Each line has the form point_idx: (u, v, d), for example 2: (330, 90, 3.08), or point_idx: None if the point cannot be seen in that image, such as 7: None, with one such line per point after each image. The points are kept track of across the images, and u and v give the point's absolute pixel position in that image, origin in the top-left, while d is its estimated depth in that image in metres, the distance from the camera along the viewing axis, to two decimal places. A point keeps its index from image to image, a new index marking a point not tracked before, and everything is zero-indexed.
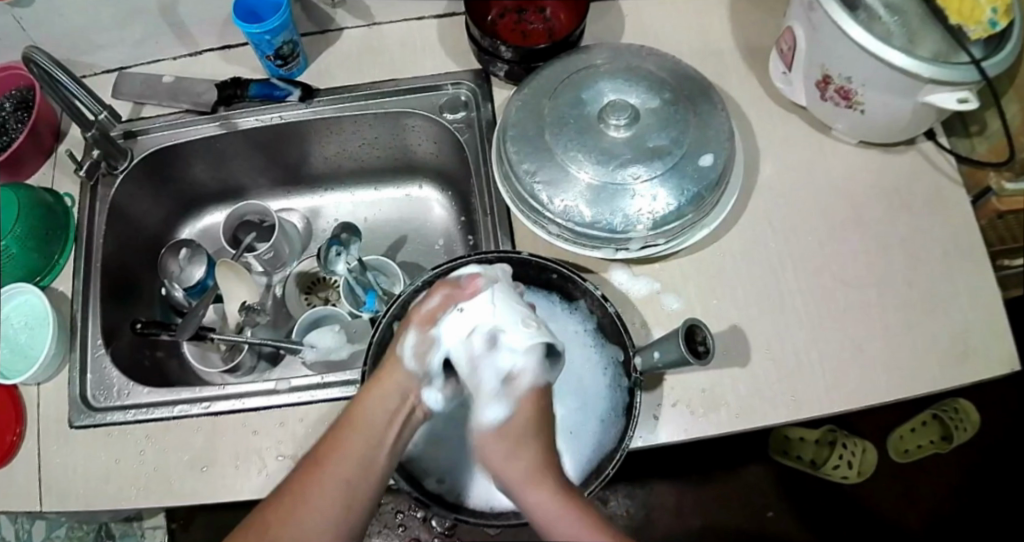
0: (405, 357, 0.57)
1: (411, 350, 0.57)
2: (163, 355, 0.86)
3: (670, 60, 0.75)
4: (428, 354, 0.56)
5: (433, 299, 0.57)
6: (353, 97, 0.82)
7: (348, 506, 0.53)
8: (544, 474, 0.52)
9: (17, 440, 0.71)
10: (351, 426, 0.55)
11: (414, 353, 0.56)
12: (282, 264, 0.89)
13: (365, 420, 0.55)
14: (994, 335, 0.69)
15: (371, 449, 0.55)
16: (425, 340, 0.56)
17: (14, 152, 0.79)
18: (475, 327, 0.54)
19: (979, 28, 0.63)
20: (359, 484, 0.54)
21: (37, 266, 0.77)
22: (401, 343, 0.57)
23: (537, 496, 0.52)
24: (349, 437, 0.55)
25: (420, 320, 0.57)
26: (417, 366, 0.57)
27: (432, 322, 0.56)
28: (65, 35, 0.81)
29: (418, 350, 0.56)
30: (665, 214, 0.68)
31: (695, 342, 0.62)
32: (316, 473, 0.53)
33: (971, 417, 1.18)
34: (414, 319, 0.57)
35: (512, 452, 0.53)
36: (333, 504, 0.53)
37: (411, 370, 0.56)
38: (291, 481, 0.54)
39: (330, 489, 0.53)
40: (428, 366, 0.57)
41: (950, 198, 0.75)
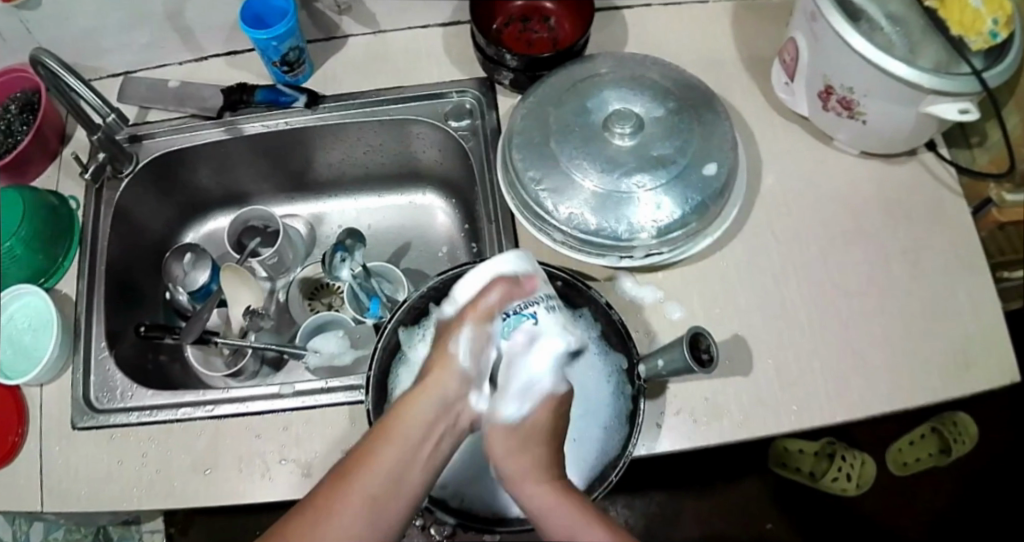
0: (459, 356, 0.56)
1: (466, 347, 0.56)
2: (167, 358, 0.86)
3: (674, 69, 0.76)
4: (484, 349, 0.56)
5: (492, 295, 0.55)
6: (359, 104, 0.83)
7: (376, 521, 0.49)
8: (547, 468, 0.53)
9: (19, 442, 0.71)
10: (388, 437, 0.52)
11: (469, 349, 0.55)
12: (286, 270, 0.89)
13: (403, 433, 0.53)
14: (994, 346, 0.69)
15: (406, 464, 0.52)
16: (480, 336, 0.55)
17: (20, 154, 0.79)
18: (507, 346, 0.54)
19: (979, 39, 0.64)
20: (388, 499, 0.50)
21: (41, 268, 0.78)
22: (457, 338, 0.56)
23: (533, 488, 0.52)
24: (384, 448, 0.51)
25: (475, 317, 0.55)
26: (470, 364, 0.56)
27: (489, 319, 0.55)
28: (72, 38, 0.81)
29: (472, 347, 0.55)
30: (668, 222, 0.68)
31: (699, 350, 0.62)
32: (350, 479, 0.50)
33: (970, 431, 1.18)
34: (470, 314, 0.56)
35: (518, 446, 0.54)
36: (360, 516, 0.48)
37: (465, 367, 0.55)
38: (322, 489, 0.50)
39: (357, 499, 0.49)
40: (482, 364, 0.56)
41: (951, 209, 0.75)
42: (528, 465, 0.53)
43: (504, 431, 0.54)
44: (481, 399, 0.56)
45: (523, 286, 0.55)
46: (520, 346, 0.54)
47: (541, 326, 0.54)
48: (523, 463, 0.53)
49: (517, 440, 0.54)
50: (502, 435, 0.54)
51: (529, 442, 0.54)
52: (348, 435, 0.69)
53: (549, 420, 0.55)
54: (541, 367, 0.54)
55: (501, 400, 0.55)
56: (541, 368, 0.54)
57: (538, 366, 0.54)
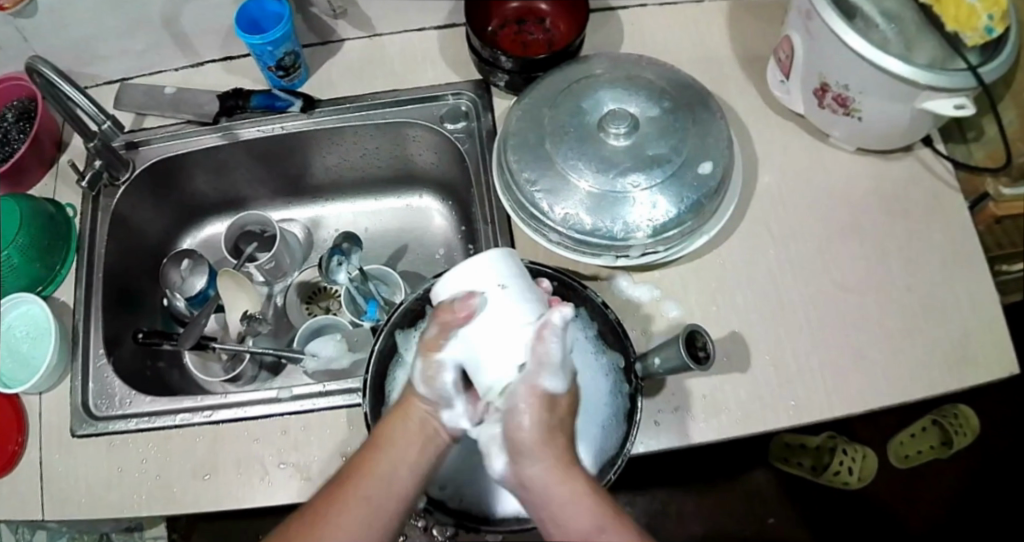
0: (415, 383, 0.51)
1: (421, 375, 0.51)
2: (165, 365, 0.86)
3: (669, 68, 0.76)
4: (439, 379, 0.50)
5: (433, 327, 0.50)
6: (353, 108, 0.83)
7: (372, 523, 0.49)
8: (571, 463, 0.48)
9: (19, 450, 0.71)
10: (379, 443, 0.52)
11: (423, 379, 0.51)
12: (283, 274, 0.90)
13: (390, 437, 0.52)
14: (993, 339, 0.69)
15: (397, 466, 0.51)
16: (433, 365, 0.50)
17: (17, 162, 0.79)
18: (493, 342, 0.48)
19: (975, 35, 0.64)
20: (382, 501, 0.50)
21: (39, 276, 0.78)
22: (412, 369, 0.51)
23: (561, 483, 0.47)
24: (375, 453, 0.51)
25: (425, 348, 0.50)
26: (429, 391, 0.51)
27: (437, 347, 0.50)
28: (68, 46, 0.81)
29: (425, 376, 0.50)
30: (664, 221, 0.68)
31: (695, 347, 0.62)
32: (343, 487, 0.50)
33: (971, 422, 1.18)
34: (422, 346, 0.51)
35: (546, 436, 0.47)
36: (356, 519, 0.49)
37: (424, 393, 0.51)
38: (318, 497, 0.51)
39: (350, 505, 0.49)
40: (441, 389, 0.50)
41: (948, 204, 0.75)
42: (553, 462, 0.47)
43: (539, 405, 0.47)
44: (453, 417, 0.51)
45: (455, 310, 0.49)
46: (495, 347, 0.48)
47: (491, 321, 0.49)
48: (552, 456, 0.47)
49: (546, 426, 0.47)
50: (541, 407, 0.47)
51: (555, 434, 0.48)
52: (347, 438, 0.69)
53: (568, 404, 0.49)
54: (495, 374, 0.47)
55: (543, 373, 0.47)
56: (530, 378, 0.47)
57: (559, 346, 0.47)
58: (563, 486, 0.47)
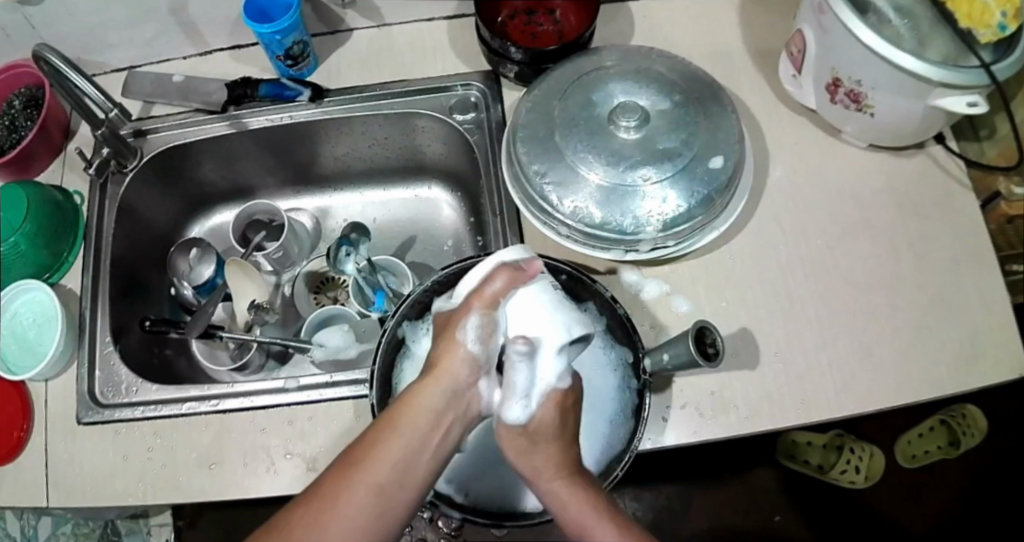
0: (466, 341, 0.55)
1: (474, 334, 0.55)
2: (172, 353, 0.86)
3: (680, 61, 0.75)
4: (492, 338, 0.55)
5: (496, 283, 0.56)
6: (363, 98, 0.83)
7: (381, 513, 0.48)
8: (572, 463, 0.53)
9: (24, 437, 0.71)
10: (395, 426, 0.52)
11: (478, 335, 0.55)
12: (291, 263, 0.90)
13: (409, 422, 0.52)
14: (1002, 339, 0.69)
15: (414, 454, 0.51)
16: (488, 322, 0.55)
17: (24, 150, 0.79)
18: (535, 318, 0.55)
19: (988, 32, 0.63)
20: (395, 490, 0.49)
21: (46, 263, 0.78)
22: (463, 324, 0.55)
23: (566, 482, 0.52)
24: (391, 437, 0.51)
25: (483, 304, 0.56)
26: (478, 349, 0.55)
27: (495, 306, 0.56)
28: (76, 33, 0.81)
29: (479, 333, 0.55)
30: (674, 216, 0.68)
31: (704, 343, 0.61)
32: (352, 472, 0.49)
33: (979, 423, 1.17)
34: (478, 300, 0.56)
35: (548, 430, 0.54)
36: (366, 507, 0.48)
37: (474, 352, 0.55)
38: (322, 482, 0.49)
39: (362, 488, 0.49)
40: (490, 349, 0.55)
41: (961, 202, 0.75)
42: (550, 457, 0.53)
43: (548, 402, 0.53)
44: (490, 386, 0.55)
45: (525, 270, 0.57)
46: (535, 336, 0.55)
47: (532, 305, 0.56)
48: (549, 454, 0.53)
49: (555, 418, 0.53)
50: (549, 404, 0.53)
51: (559, 430, 0.54)
52: (353, 429, 0.69)
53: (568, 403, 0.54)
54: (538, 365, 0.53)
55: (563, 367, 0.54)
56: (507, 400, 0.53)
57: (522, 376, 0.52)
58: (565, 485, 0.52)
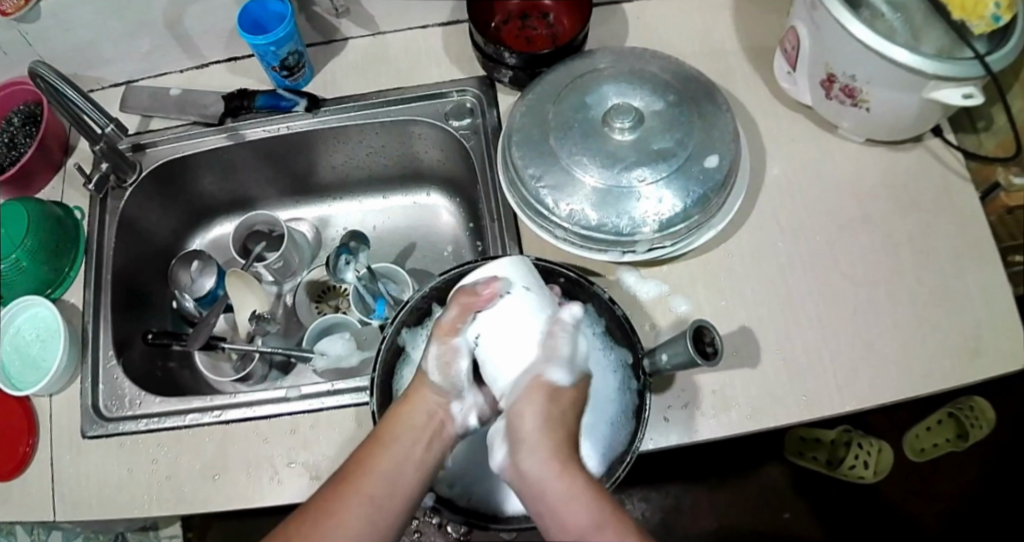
0: (430, 372, 0.55)
1: (436, 364, 0.55)
2: (176, 365, 0.87)
3: (674, 61, 0.75)
4: (455, 363, 0.55)
5: (451, 311, 0.55)
6: (358, 106, 0.83)
7: (371, 524, 0.49)
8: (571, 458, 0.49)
9: (31, 452, 0.72)
10: (381, 442, 0.53)
11: (438, 365, 0.55)
12: (292, 274, 0.90)
13: (393, 437, 0.53)
14: (1004, 332, 0.69)
15: (402, 464, 0.52)
16: (448, 350, 0.55)
17: (24, 167, 0.80)
18: (504, 329, 0.53)
19: (981, 24, 0.63)
20: (385, 501, 0.50)
21: (48, 279, 0.79)
22: (425, 357, 0.55)
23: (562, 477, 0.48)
24: (381, 451, 0.52)
25: (442, 333, 0.55)
26: (443, 379, 0.55)
27: (455, 332, 0.55)
28: (73, 49, 0.82)
29: (441, 361, 0.55)
30: (670, 216, 0.68)
31: (702, 342, 0.61)
32: (345, 483, 0.51)
33: (988, 414, 1.16)
34: (437, 332, 0.55)
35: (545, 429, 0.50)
36: (356, 516, 0.49)
37: (438, 381, 0.55)
38: (317, 497, 0.51)
39: (354, 499, 0.50)
40: (456, 375, 0.55)
41: (959, 195, 0.75)
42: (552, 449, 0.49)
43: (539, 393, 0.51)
44: (462, 408, 0.55)
45: (479, 295, 0.54)
46: (512, 349, 0.53)
47: (512, 305, 0.54)
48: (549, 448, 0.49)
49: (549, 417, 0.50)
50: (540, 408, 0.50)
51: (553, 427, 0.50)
52: (356, 437, 0.69)
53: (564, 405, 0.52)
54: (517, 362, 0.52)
55: (550, 366, 0.52)
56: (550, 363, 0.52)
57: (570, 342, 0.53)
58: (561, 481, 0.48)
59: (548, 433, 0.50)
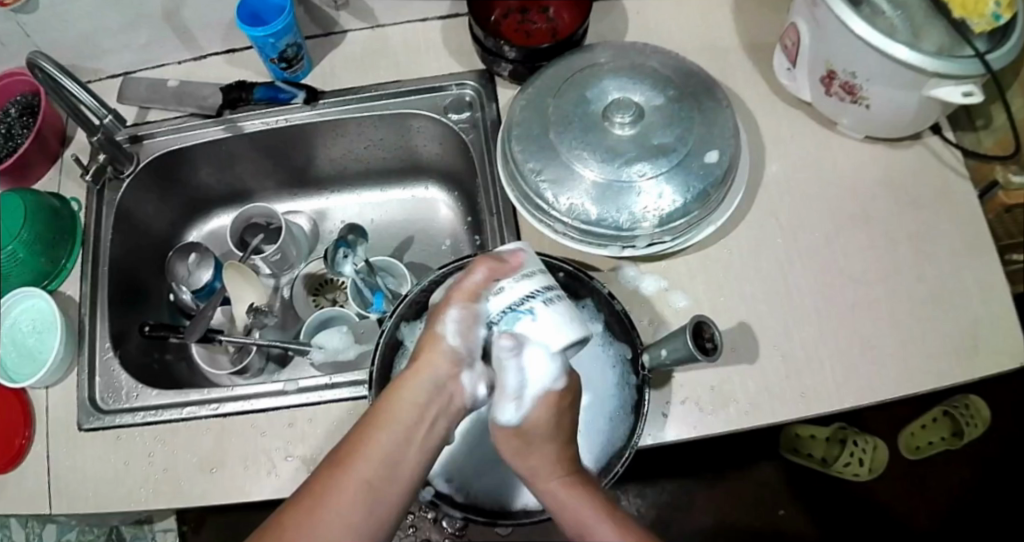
0: (447, 335, 0.53)
1: (454, 328, 0.53)
2: (172, 358, 0.87)
3: (675, 57, 0.75)
4: (473, 331, 0.53)
5: (478, 275, 0.54)
6: (357, 99, 0.83)
7: (368, 512, 0.48)
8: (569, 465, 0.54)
9: (26, 444, 0.71)
10: (384, 421, 0.51)
11: (458, 330, 0.53)
12: (289, 267, 0.89)
13: (394, 415, 0.51)
14: (1002, 329, 0.69)
15: (400, 447, 0.50)
16: (469, 316, 0.53)
17: (21, 157, 0.79)
18: (536, 328, 0.51)
19: (982, 22, 0.64)
20: (384, 487, 0.49)
21: (44, 270, 0.78)
22: (443, 320, 0.53)
23: (562, 485, 0.53)
24: (382, 433, 0.50)
25: (464, 297, 0.53)
26: (459, 343, 0.53)
27: (476, 300, 0.53)
28: (71, 40, 0.81)
29: (460, 327, 0.53)
30: (670, 211, 0.68)
31: (702, 338, 0.61)
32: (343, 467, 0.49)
33: (981, 413, 1.16)
34: (456, 296, 0.53)
35: (547, 434, 0.53)
36: (354, 503, 0.48)
37: (453, 347, 0.53)
38: (310, 482, 0.49)
39: (356, 482, 0.48)
40: (470, 343, 0.53)
41: (958, 192, 0.75)
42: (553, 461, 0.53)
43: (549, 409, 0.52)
44: (471, 379, 0.53)
45: (507, 262, 0.54)
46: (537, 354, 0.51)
47: (541, 319, 0.52)
48: (550, 454, 0.53)
49: (553, 425, 0.53)
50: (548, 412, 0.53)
51: (558, 431, 0.54)
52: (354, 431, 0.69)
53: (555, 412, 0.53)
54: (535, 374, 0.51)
55: (554, 380, 0.52)
56: (501, 399, 0.52)
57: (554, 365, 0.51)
58: (562, 489, 0.53)
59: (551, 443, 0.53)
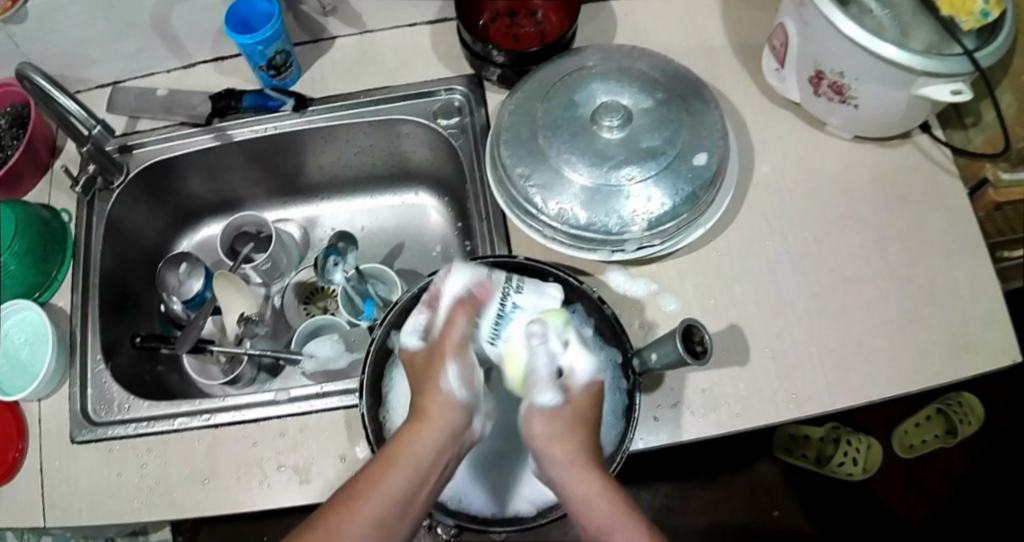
0: (450, 385, 0.58)
1: (456, 381, 0.59)
2: (164, 369, 0.86)
3: (663, 59, 0.75)
4: (472, 378, 0.60)
5: (458, 323, 0.58)
6: (347, 105, 0.83)
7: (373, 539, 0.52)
8: (588, 460, 0.57)
9: (19, 456, 0.71)
10: (399, 459, 0.55)
11: (460, 383, 0.59)
12: (280, 275, 0.89)
13: (410, 453, 0.55)
14: (994, 328, 0.69)
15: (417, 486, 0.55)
16: (463, 363, 0.59)
17: (10, 169, 0.79)
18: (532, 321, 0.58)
19: (970, 20, 0.63)
20: (396, 521, 0.53)
21: (36, 282, 0.78)
22: (444, 375, 0.58)
23: (586, 479, 0.56)
24: (395, 472, 0.54)
25: (454, 349, 0.58)
26: (465, 393, 0.59)
27: (463, 347, 0.59)
28: (59, 51, 0.81)
29: (461, 378, 0.59)
30: (660, 214, 0.68)
31: (692, 342, 0.61)
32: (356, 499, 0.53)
33: (976, 411, 1.17)
34: (445, 347, 0.58)
35: (559, 434, 0.58)
36: (365, 533, 0.51)
37: (462, 398, 0.59)
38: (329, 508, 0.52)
39: (368, 507, 0.52)
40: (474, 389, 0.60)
41: (948, 190, 0.75)
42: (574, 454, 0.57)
43: (543, 419, 0.58)
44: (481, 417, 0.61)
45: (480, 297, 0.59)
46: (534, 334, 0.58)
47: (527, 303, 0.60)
48: (568, 455, 0.57)
49: (555, 429, 0.58)
50: (551, 419, 0.58)
51: (577, 428, 0.58)
52: (346, 439, 0.69)
53: (580, 406, 0.58)
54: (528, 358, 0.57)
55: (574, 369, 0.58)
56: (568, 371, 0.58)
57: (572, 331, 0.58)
58: (599, 500, 0.55)
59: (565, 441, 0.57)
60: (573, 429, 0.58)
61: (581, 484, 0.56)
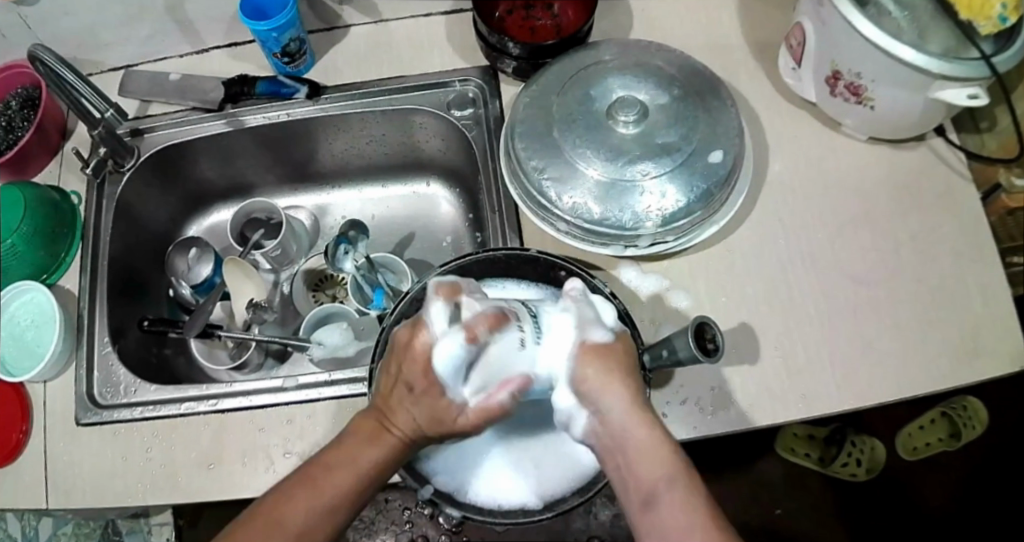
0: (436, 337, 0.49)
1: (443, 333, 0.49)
2: (171, 352, 0.86)
3: (679, 55, 0.75)
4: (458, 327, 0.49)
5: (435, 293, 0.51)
6: (360, 94, 0.82)
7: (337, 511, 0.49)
8: (643, 404, 0.51)
9: (24, 438, 0.71)
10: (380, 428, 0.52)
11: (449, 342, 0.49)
12: (289, 262, 0.89)
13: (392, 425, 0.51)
14: (1004, 333, 0.68)
15: (388, 457, 0.51)
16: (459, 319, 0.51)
17: (20, 150, 0.79)
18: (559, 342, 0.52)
19: (988, 24, 0.62)
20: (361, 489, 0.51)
21: (43, 264, 0.78)
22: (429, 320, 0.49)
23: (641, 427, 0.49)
24: (374, 440, 0.51)
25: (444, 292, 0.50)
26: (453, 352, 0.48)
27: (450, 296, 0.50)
28: (72, 33, 0.81)
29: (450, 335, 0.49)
30: (674, 210, 0.68)
31: (705, 339, 0.60)
32: (328, 471, 0.50)
33: (980, 414, 1.16)
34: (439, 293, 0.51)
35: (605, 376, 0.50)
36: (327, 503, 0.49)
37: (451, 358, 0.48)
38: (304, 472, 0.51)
39: (317, 499, 0.49)
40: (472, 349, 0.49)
41: (961, 194, 0.74)
42: (628, 399, 0.50)
43: (592, 356, 0.51)
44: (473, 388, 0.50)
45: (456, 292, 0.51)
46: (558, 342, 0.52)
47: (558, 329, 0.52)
48: (618, 393, 0.50)
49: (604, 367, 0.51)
50: (595, 355, 0.51)
51: (625, 374, 0.51)
52: None
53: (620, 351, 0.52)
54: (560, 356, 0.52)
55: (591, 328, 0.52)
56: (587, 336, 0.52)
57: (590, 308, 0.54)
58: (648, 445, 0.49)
59: (616, 383, 0.50)
60: (619, 368, 0.51)
61: (636, 431, 0.49)
